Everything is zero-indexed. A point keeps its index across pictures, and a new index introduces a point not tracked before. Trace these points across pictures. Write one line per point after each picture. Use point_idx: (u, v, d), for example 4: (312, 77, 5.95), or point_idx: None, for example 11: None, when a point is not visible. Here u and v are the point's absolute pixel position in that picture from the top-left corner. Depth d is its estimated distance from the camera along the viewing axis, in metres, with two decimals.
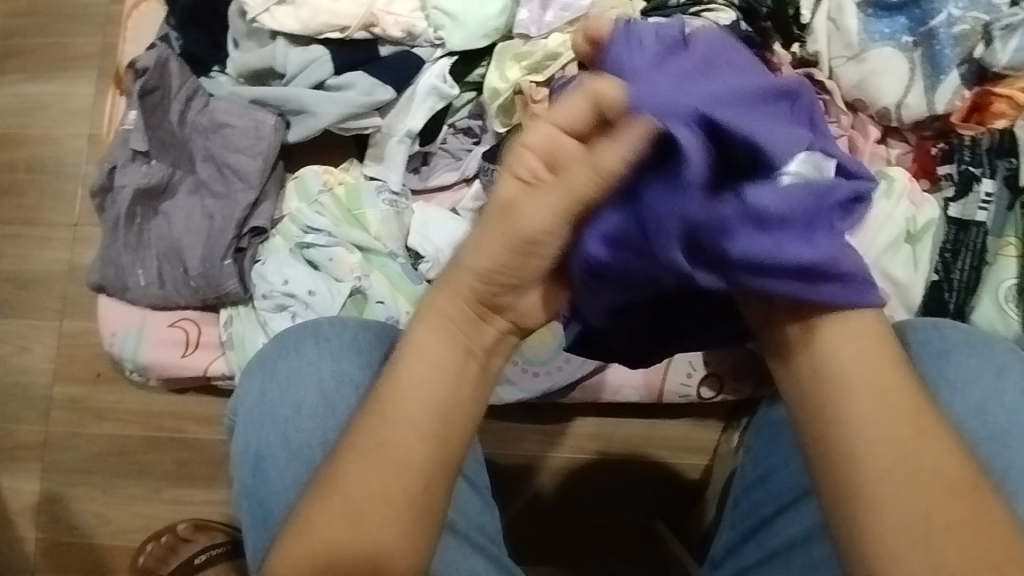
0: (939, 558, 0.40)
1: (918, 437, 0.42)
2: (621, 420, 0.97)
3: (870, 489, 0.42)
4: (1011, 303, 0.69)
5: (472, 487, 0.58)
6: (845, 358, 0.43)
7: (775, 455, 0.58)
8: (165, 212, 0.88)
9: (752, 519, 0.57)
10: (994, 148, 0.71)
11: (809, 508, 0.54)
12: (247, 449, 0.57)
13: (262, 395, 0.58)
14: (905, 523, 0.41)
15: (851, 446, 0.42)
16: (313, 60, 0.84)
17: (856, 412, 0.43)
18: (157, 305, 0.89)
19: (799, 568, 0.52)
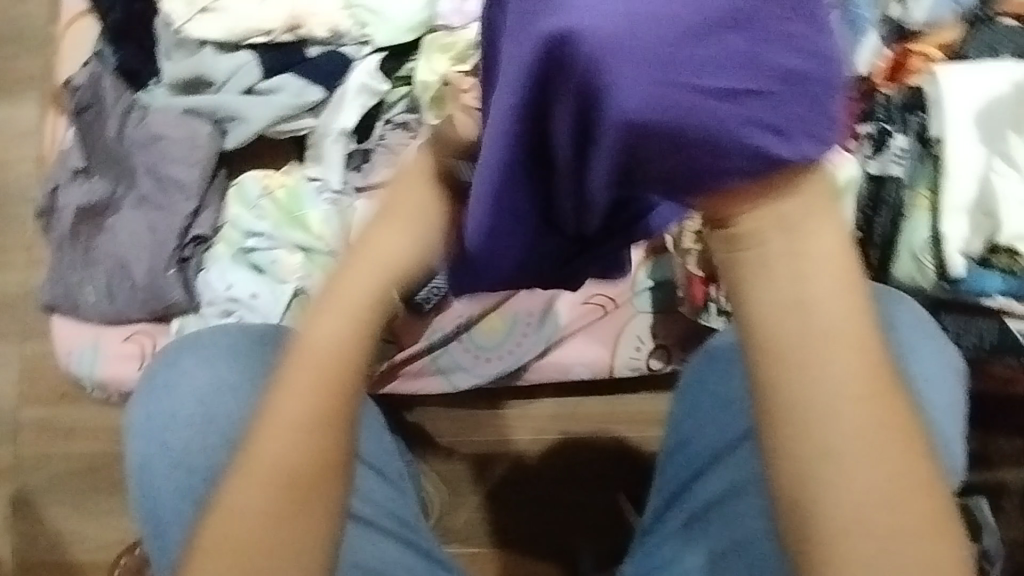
0: (896, 521, 0.38)
1: (843, 374, 0.37)
2: (579, 399, 0.99)
3: (823, 457, 0.37)
4: (927, 254, 0.70)
5: (383, 478, 0.61)
6: (800, 276, 0.36)
7: (692, 414, 0.59)
8: (110, 229, 0.88)
9: (674, 485, 0.58)
10: (905, 104, 0.73)
11: (730, 465, 0.55)
12: (141, 462, 0.58)
13: (153, 405, 0.58)
14: (858, 479, 0.38)
15: (818, 419, 0.37)
16: (240, 66, 0.85)
17: (792, 354, 0.37)
18: (110, 320, 0.89)
19: (718, 527, 0.54)
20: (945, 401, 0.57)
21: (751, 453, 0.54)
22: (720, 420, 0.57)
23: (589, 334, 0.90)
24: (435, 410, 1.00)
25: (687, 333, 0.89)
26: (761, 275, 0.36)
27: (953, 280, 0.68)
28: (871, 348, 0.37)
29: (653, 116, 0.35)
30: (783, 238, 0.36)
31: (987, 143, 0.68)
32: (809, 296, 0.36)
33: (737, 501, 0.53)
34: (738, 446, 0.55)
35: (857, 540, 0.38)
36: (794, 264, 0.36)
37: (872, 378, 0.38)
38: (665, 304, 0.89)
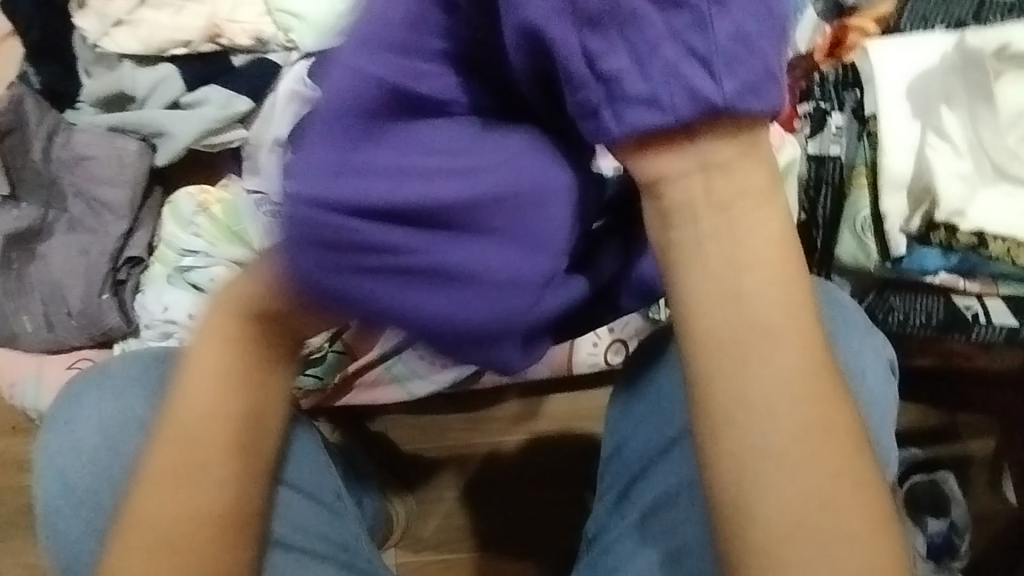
0: (834, 533, 0.35)
1: (778, 368, 0.35)
2: (543, 398, 0.98)
3: (756, 459, 0.35)
4: (869, 233, 0.69)
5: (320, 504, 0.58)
6: (730, 261, 0.34)
7: (627, 419, 0.58)
8: (43, 255, 0.85)
9: (615, 489, 0.57)
10: (840, 81, 0.71)
11: (664, 469, 0.54)
12: (47, 506, 0.54)
13: (58, 447, 0.55)
14: (785, 489, 0.35)
15: (749, 420, 0.35)
16: (161, 79, 0.82)
17: (724, 345, 0.35)
18: (51, 349, 0.86)
19: (657, 535, 0.52)
20: (880, 390, 0.55)
21: (683, 456, 0.53)
22: (652, 425, 0.56)
23: None
24: (397, 420, 0.98)
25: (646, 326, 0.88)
26: (686, 229, 0.34)
27: (896, 259, 0.68)
28: (814, 340, 0.35)
29: (561, 24, 0.33)
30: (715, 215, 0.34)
31: (920, 117, 0.67)
32: (742, 284, 0.34)
33: (673, 506, 0.52)
34: (670, 450, 0.54)
35: (783, 552, 0.35)
36: (725, 237, 0.34)
37: (814, 375, 0.35)
38: None
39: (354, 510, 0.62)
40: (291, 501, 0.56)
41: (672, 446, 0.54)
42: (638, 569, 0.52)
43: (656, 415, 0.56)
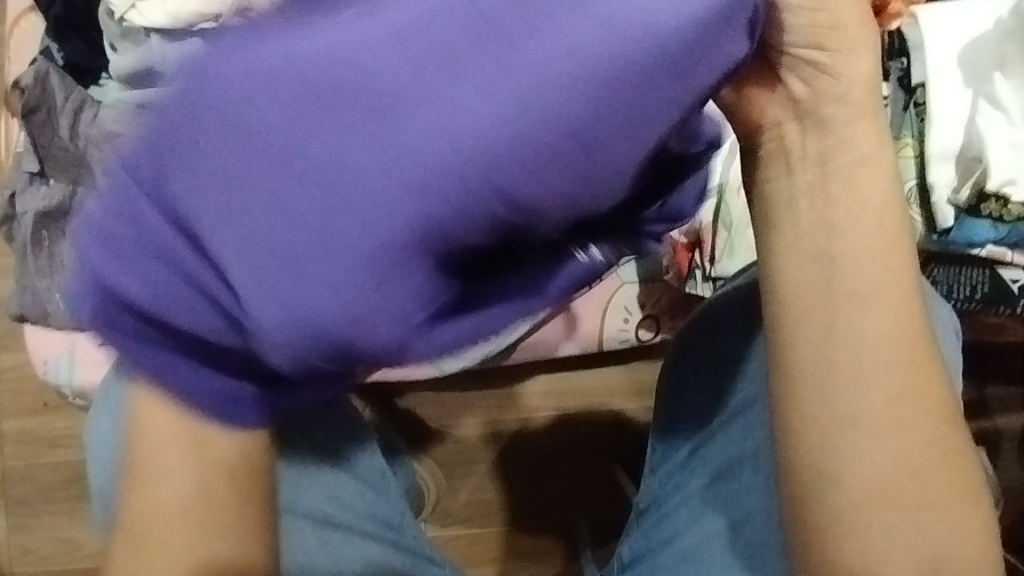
0: (923, 493, 0.41)
1: (883, 336, 0.40)
2: (568, 374, 0.98)
3: (846, 425, 0.40)
4: (913, 206, 0.68)
5: (359, 481, 0.59)
6: (843, 246, 0.40)
7: (680, 391, 0.59)
8: (73, 233, 0.85)
9: (671, 462, 0.58)
10: (885, 50, 0.70)
11: (720, 444, 0.55)
12: (102, 486, 0.55)
13: (110, 424, 0.56)
14: (869, 460, 0.40)
15: (854, 374, 0.40)
16: (189, 53, 0.77)
17: (818, 316, 0.40)
18: (83, 327, 0.87)
19: (716, 504, 0.54)
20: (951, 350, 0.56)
21: (746, 427, 0.53)
22: (712, 399, 0.57)
23: (578, 308, 0.88)
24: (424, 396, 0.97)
25: (674, 303, 0.88)
26: (778, 166, 0.41)
27: (942, 231, 0.67)
28: (911, 313, 0.40)
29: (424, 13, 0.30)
30: (817, 201, 0.40)
31: (973, 85, 0.66)
32: (838, 260, 0.40)
33: (732, 478, 0.53)
34: (729, 422, 0.55)
35: (870, 511, 0.41)
36: (836, 201, 0.40)
37: (916, 351, 0.40)
38: (652, 273, 0.86)
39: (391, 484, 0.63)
40: (323, 477, 0.57)
41: (727, 421, 0.55)
42: (698, 538, 0.53)
43: (711, 393, 0.57)
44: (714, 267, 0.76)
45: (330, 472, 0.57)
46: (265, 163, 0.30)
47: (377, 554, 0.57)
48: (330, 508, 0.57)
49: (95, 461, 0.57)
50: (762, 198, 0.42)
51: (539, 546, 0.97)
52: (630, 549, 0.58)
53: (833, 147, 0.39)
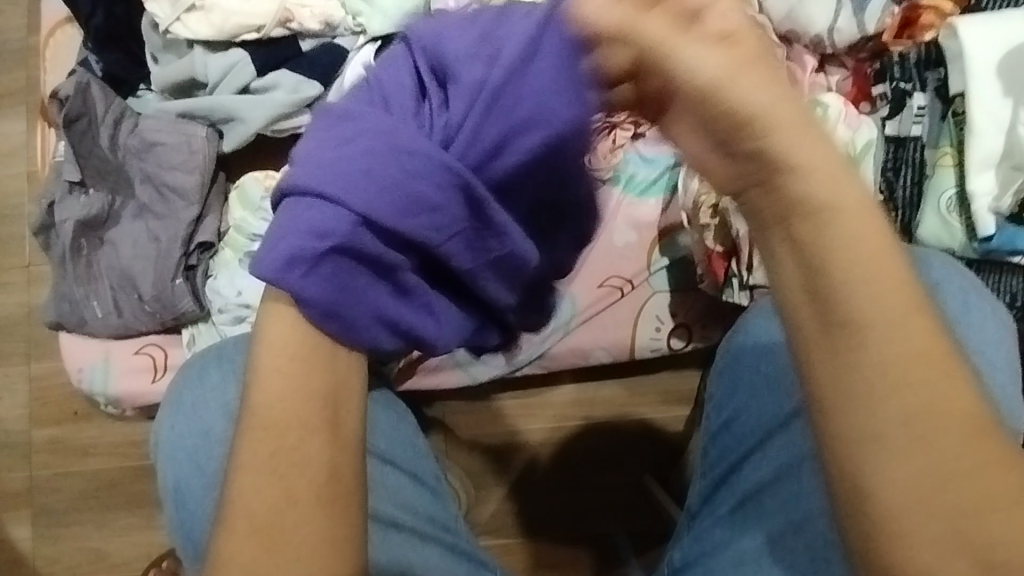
0: (973, 526, 0.37)
1: (901, 344, 0.37)
2: (599, 384, 0.98)
3: (875, 449, 0.37)
4: (953, 213, 0.70)
5: (421, 484, 0.63)
6: (836, 272, 0.37)
7: (733, 394, 0.60)
8: (113, 241, 0.86)
9: (721, 466, 0.58)
10: (923, 60, 0.72)
11: (774, 448, 0.55)
12: (166, 484, 0.57)
13: (175, 425, 0.58)
14: (909, 464, 0.37)
15: (869, 403, 0.37)
16: (233, 65, 0.82)
17: (827, 344, 0.37)
18: (119, 334, 0.87)
19: (771, 508, 0.54)
20: (998, 359, 0.58)
21: (802, 431, 0.55)
22: (764, 402, 0.58)
23: (610, 316, 0.88)
24: (454, 408, 0.97)
25: (707, 312, 0.88)
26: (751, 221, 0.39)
27: (983, 239, 0.68)
28: (923, 313, 0.37)
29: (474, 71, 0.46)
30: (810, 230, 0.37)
31: (1012, 95, 0.67)
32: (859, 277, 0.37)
33: (789, 481, 0.54)
34: (787, 425, 0.56)
35: (917, 528, 0.37)
36: (815, 238, 0.37)
37: (925, 347, 0.37)
38: (684, 281, 0.88)
39: (447, 491, 0.67)
40: (391, 480, 0.61)
41: (782, 426, 0.56)
42: (755, 542, 0.54)
43: (761, 399, 0.58)
44: (751, 276, 0.76)
45: (391, 476, 0.61)
46: (403, 175, 0.43)
47: (435, 556, 0.59)
48: (395, 510, 0.60)
49: (159, 461, 0.59)
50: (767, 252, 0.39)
51: (569, 556, 0.96)
52: (681, 555, 0.58)
53: (815, 192, 0.37)
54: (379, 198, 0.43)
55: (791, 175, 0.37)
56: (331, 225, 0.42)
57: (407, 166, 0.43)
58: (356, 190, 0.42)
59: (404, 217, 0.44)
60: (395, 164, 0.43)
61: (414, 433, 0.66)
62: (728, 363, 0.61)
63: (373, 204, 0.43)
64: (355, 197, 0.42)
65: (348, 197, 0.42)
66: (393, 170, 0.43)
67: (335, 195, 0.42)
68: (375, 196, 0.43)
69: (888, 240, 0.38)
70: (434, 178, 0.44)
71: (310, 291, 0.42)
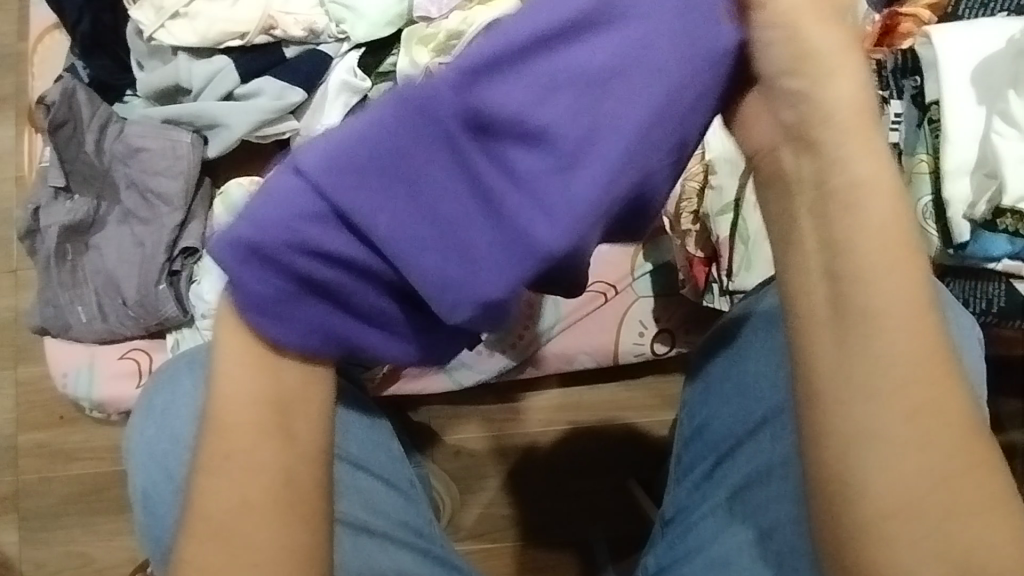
0: (947, 526, 0.38)
1: (899, 346, 0.37)
2: (583, 389, 0.98)
3: (864, 444, 0.38)
4: (929, 219, 0.71)
5: (394, 488, 0.64)
6: (855, 268, 0.38)
7: (707, 398, 0.60)
8: (98, 246, 0.86)
9: (694, 473, 0.59)
10: (899, 68, 0.73)
11: (744, 456, 0.56)
12: (141, 489, 0.57)
13: (150, 431, 0.58)
14: (895, 475, 0.38)
15: (868, 395, 0.38)
16: (217, 72, 0.83)
17: (835, 327, 0.38)
18: (104, 339, 0.88)
19: (740, 517, 0.54)
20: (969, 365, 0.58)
21: (772, 437, 0.54)
22: (735, 409, 0.58)
23: (593, 321, 0.89)
24: (439, 412, 0.98)
25: (690, 317, 0.89)
26: (779, 193, 0.41)
27: (959, 245, 0.69)
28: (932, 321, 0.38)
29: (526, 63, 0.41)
30: (832, 214, 0.38)
31: (986, 102, 0.68)
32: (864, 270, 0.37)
33: (757, 490, 0.54)
34: (756, 431, 0.55)
35: (897, 524, 0.38)
36: (845, 225, 0.38)
37: (929, 357, 0.38)
38: (667, 286, 0.88)
39: (422, 496, 0.67)
40: (361, 483, 0.62)
41: (752, 433, 0.56)
42: (724, 549, 0.54)
43: (732, 405, 0.58)
44: (732, 281, 0.76)
45: (365, 482, 0.62)
46: (381, 162, 0.39)
47: (407, 562, 0.60)
48: (368, 515, 0.60)
49: (133, 467, 0.59)
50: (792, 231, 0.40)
51: (553, 561, 0.97)
52: (655, 560, 0.59)
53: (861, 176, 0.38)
54: (350, 183, 0.39)
55: (832, 138, 0.39)
56: (295, 203, 0.39)
57: (396, 156, 0.39)
58: (333, 167, 0.39)
59: (370, 213, 0.39)
60: (388, 148, 0.39)
61: (389, 438, 0.67)
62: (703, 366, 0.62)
63: (345, 190, 0.39)
64: (329, 176, 0.39)
65: (321, 173, 0.39)
66: (376, 157, 0.39)
67: (310, 168, 0.39)
68: (354, 182, 0.39)
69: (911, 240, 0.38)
70: (424, 173, 0.40)
71: (259, 270, 0.39)
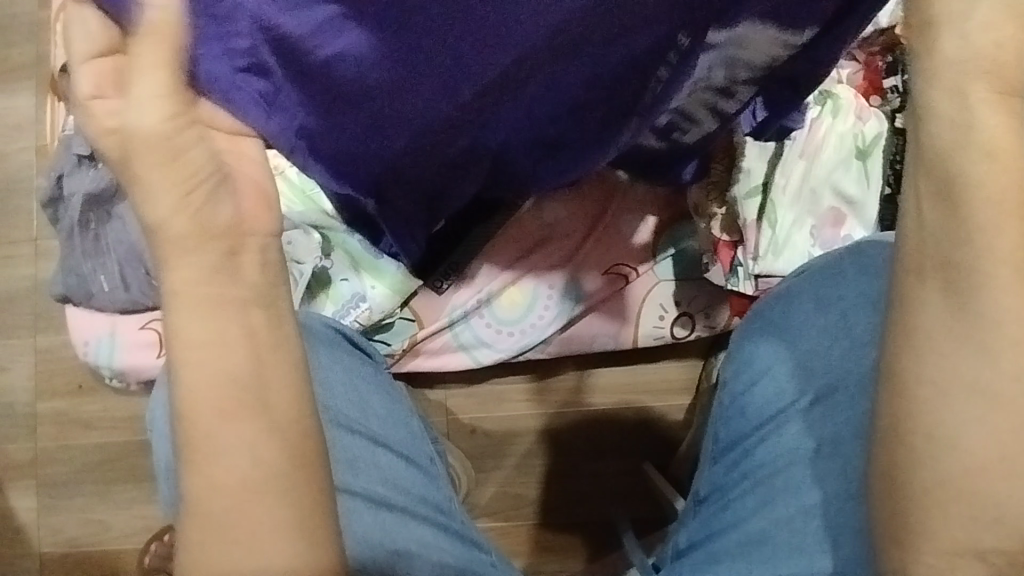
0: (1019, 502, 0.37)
1: (1004, 309, 0.36)
2: (600, 370, 0.99)
3: (957, 420, 0.37)
4: None
5: (413, 462, 0.65)
6: (958, 220, 0.35)
7: (748, 376, 0.59)
8: (120, 215, 0.86)
9: (734, 450, 0.59)
10: None
11: (788, 432, 0.56)
12: (165, 461, 0.59)
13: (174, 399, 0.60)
14: (1001, 444, 0.37)
15: (948, 370, 0.37)
16: None
17: (944, 281, 0.37)
18: (125, 309, 0.88)
19: (783, 493, 0.55)
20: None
21: (820, 415, 0.55)
22: (779, 385, 0.58)
23: (612, 304, 0.89)
24: (455, 392, 0.98)
25: (711, 302, 0.89)
26: (945, 118, 0.35)
27: None
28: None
29: None
30: (944, 188, 0.35)
31: None
32: (972, 228, 0.35)
33: (798, 466, 0.55)
34: (805, 409, 0.56)
35: (973, 497, 0.38)
36: (976, 171, 0.35)
37: None
38: (689, 271, 0.88)
39: (443, 470, 0.68)
40: (377, 455, 0.62)
41: (800, 408, 0.56)
42: (761, 526, 0.55)
43: (778, 377, 0.58)
44: (757, 264, 0.76)
45: (389, 459, 0.63)
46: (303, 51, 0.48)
47: (428, 535, 0.60)
48: (388, 491, 0.61)
49: (156, 439, 0.61)
50: (935, 168, 0.36)
51: (564, 540, 0.97)
52: (686, 537, 0.60)
53: (954, 132, 0.35)
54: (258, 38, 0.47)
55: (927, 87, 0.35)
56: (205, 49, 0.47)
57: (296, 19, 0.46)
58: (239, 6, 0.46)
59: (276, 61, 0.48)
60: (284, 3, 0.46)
61: (408, 415, 0.68)
62: (746, 336, 0.61)
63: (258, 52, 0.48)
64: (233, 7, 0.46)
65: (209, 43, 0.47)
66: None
67: None
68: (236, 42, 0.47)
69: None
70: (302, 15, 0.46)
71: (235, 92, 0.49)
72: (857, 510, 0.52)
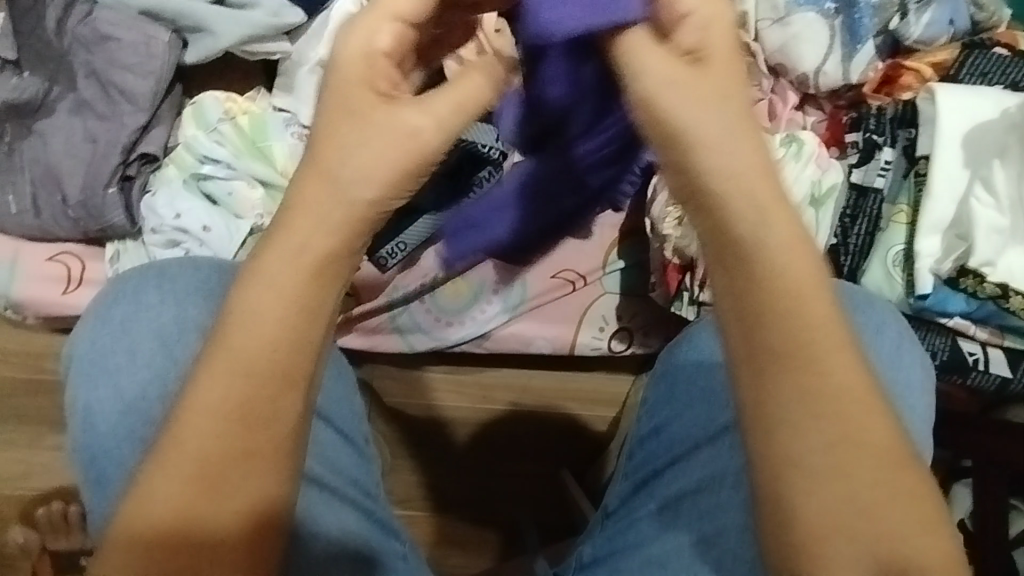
0: (877, 550, 0.39)
1: (829, 379, 0.39)
2: (531, 372, 0.97)
3: (819, 476, 0.39)
4: (898, 268, 0.76)
5: (350, 441, 0.62)
6: (777, 297, 0.38)
7: (667, 401, 0.61)
8: (41, 133, 0.79)
9: (645, 470, 0.60)
10: (897, 117, 0.79)
11: (699, 461, 0.57)
12: (78, 399, 0.56)
13: (96, 337, 0.57)
14: (855, 495, 0.39)
15: (788, 440, 0.38)
16: None
17: (783, 366, 0.38)
18: (33, 236, 0.80)
19: (688, 520, 0.55)
20: (918, 403, 0.58)
21: (730, 447, 0.56)
22: (700, 414, 0.59)
23: (559, 308, 0.88)
24: (384, 373, 0.95)
25: (651, 321, 0.89)
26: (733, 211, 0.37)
27: (918, 296, 0.74)
28: (848, 345, 0.39)
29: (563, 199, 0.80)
30: (746, 276, 0.38)
31: (971, 167, 0.74)
32: (798, 317, 0.38)
33: (707, 495, 0.56)
34: (714, 440, 0.57)
35: (835, 545, 0.39)
36: (746, 258, 0.37)
37: (855, 389, 0.39)
38: (633, 287, 0.89)
39: (374, 453, 0.65)
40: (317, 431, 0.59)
41: (713, 440, 0.57)
42: (663, 550, 0.55)
43: (702, 404, 0.59)
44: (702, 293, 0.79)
45: (324, 431, 0.60)
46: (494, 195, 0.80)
47: (352, 523, 0.57)
48: (325, 470, 0.58)
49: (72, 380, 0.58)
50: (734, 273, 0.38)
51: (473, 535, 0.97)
52: (591, 551, 0.60)
53: (751, 230, 0.37)
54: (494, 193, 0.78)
55: (720, 204, 0.37)
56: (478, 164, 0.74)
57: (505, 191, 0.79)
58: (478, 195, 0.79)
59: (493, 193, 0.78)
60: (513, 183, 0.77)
61: (354, 390, 0.65)
62: (678, 362, 0.62)
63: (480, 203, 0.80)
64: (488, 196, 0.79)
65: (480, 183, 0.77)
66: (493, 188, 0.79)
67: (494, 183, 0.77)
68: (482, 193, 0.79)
69: (821, 279, 0.39)
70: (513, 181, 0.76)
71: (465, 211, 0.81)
72: (749, 541, 0.52)
